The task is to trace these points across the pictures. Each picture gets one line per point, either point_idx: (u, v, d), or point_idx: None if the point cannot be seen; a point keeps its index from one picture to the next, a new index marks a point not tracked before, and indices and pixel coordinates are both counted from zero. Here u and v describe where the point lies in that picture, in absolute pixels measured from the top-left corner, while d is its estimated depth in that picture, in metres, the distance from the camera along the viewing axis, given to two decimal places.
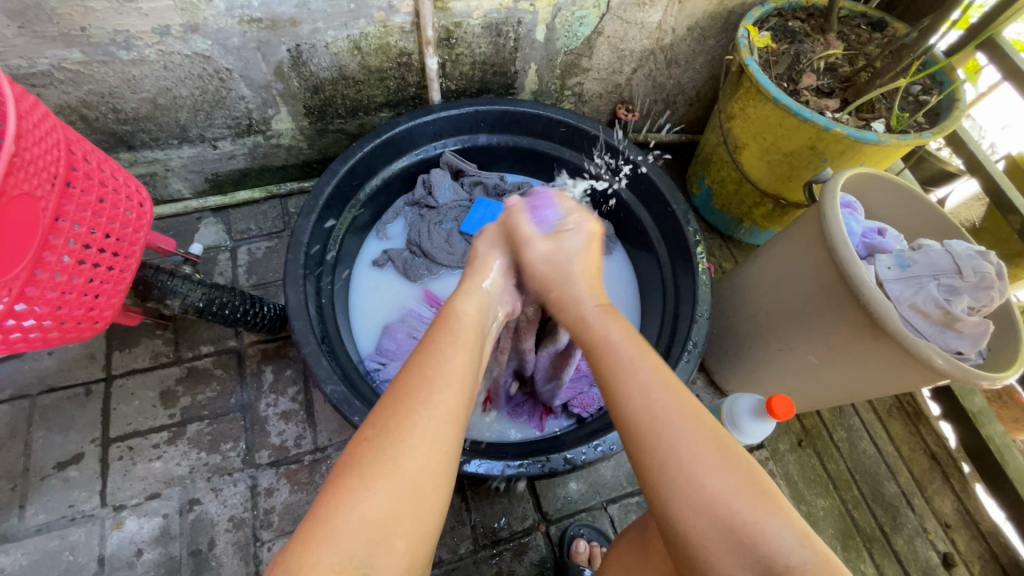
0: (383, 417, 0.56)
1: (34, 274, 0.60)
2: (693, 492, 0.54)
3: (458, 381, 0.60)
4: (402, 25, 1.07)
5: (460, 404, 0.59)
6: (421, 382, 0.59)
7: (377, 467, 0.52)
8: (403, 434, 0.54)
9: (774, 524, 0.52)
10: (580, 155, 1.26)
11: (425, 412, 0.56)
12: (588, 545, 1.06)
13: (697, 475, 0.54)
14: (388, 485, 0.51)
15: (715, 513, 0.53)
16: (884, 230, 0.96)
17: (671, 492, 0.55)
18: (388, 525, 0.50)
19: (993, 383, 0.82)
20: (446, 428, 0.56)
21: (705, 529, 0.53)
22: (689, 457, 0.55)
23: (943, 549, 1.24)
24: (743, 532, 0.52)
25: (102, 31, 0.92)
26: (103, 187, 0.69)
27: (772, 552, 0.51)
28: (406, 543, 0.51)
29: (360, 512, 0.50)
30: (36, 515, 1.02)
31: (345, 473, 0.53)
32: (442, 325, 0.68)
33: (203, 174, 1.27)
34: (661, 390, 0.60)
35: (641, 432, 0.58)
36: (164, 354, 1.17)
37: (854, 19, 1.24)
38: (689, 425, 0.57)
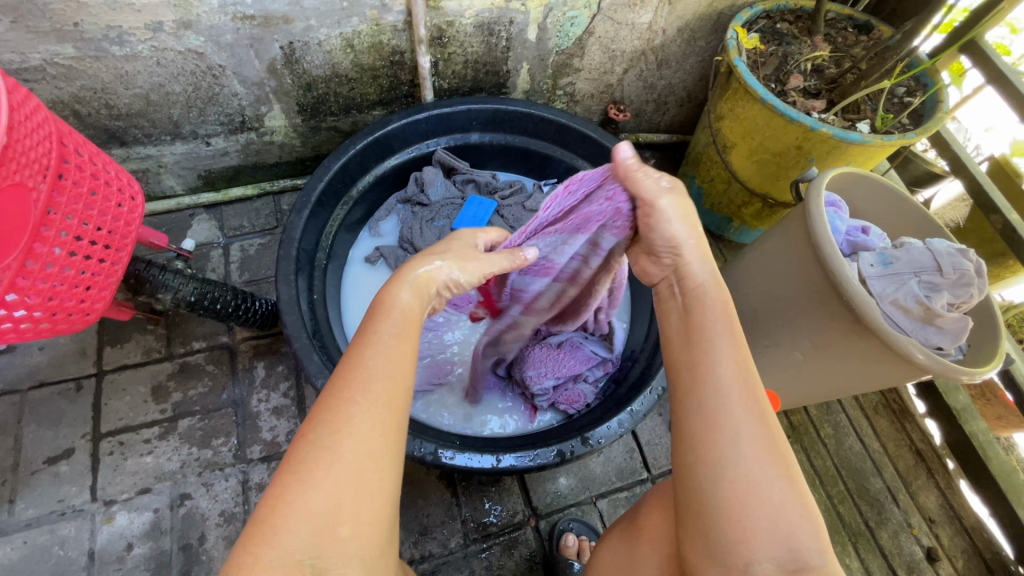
0: (319, 411, 0.54)
1: (26, 264, 0.60)
2: (747, 473, 0.56)
3: (392, 364, 0.58)
4: (395, 24, 1.08)
5: (397, 388, 0.57)
6: (354, 371, 0.57)
7: (313, 461, 0.51)
8: (340, 424, 0.53)
9: (802, 523, 0.55)
10: (571, 154, 1.27)
11: (361, 402, 0.54)
12: (577, 539, 1.07)
13: (755, 456, 0.57)
14: (327, 480, 0.51)
15: (752, 501, 0.55)
16: (867, 229, 0.98)
17: (730, 462, 0.57)
18: (333, 515, 0.50)
19: (972, 377, 0.84)
20: (383, 416, 0.55)
21: (741, 507, 0.55)
22: (751, 444, 0.57)
23: (927, 544, 1.26)
24: (779, 524, 0.55)
25: (95, 27, 0.93)
26: (95, 180, 0.69)
27: (796, 549, 0.54)
28: (353, 530, 0.51)
29: (303, 507, 0.49)
30: (26, 510, 1.02)
31: (281, 472, 0.51)
32: (373, 315, 0.63)
33: (196, 170, 1.27)
34: (736, 372, 0.61)
35: (706, 400, 0.60)
36: (156, 349, 1.18)
37: (841, 22, 1.27)
38: (754, 416, 0.58)
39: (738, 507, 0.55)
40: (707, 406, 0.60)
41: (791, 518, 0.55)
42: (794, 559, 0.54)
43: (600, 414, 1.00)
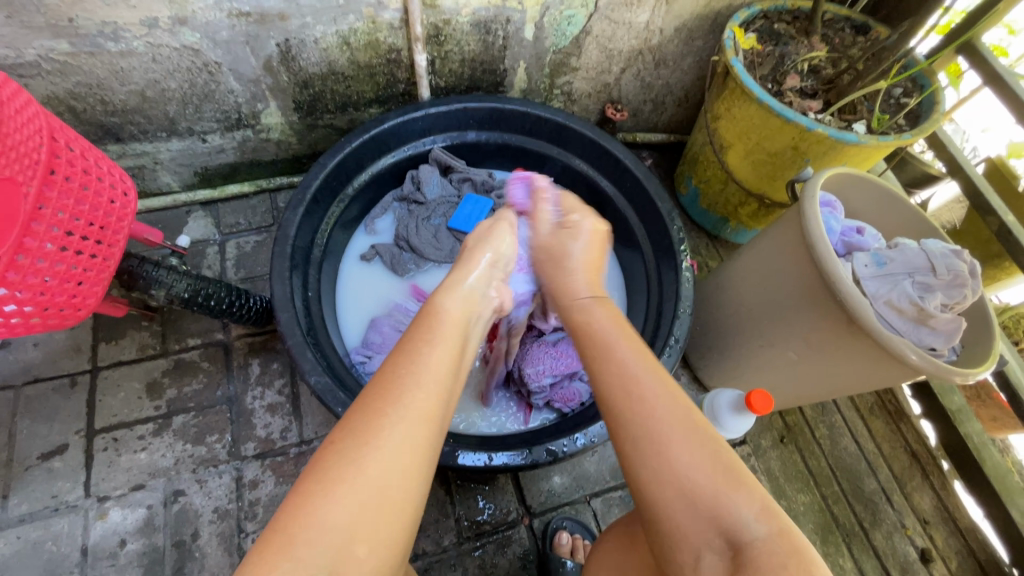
0: (350, 421, 0.55)
1: (16, 259, 0.60)
2: (664, 469, 0.58)
3: (430, 381, 0.59)
4: (391, 21, 1.08)
5: (432, 404, 0.58)
6: (391, 384, 0.58)
7: (339, 473, 0.52)
8: (369, 437, 0.54)
9: (735, 499, 0.55)
10: (567, 153, 1.27)
11: (391, 414, 0.55)
12: (571, 538, 1.07)
13: (666, 446, 0.58)
14: (349, 491, 0.51)
15: (683, 488, 0.56)
16: (862, 229, 0.98)
17: (642, 463, 0.59)
18: (354, 528, 0.50)
19: (966, 378, 0.84)
20: (415, 428, 0.56)
21: (672, 498, 0.57)
22: (662, 431, 0.59)
23: (921, 545, 1.26)
24: (710, 508, 0.55)
25: (90, 22, 0.93)
26: (86, 175, 0.69)
27: (736, 527, 0.54)
28: (370, 550, 0.51)
29: (324, 519, 0.50)
30: (19, 506, 1.02)
31: (305, 482, 0.52)
32: (419, 325, 0.67)
33: (192, 167, 1.27)
34: (647, 372, 0.65)
35: (627, 403, 0.62)
36: (151, 346, 1.18)
37: (838, 23, 1.26)
38: (665, 400, 0.61)
39: (672, 500, 0.57)
40: (618, 416, 0.62)
41: (724, 500, 0.55)
42: (734, 542, 0.53)
43: (593, 412, 1.00)
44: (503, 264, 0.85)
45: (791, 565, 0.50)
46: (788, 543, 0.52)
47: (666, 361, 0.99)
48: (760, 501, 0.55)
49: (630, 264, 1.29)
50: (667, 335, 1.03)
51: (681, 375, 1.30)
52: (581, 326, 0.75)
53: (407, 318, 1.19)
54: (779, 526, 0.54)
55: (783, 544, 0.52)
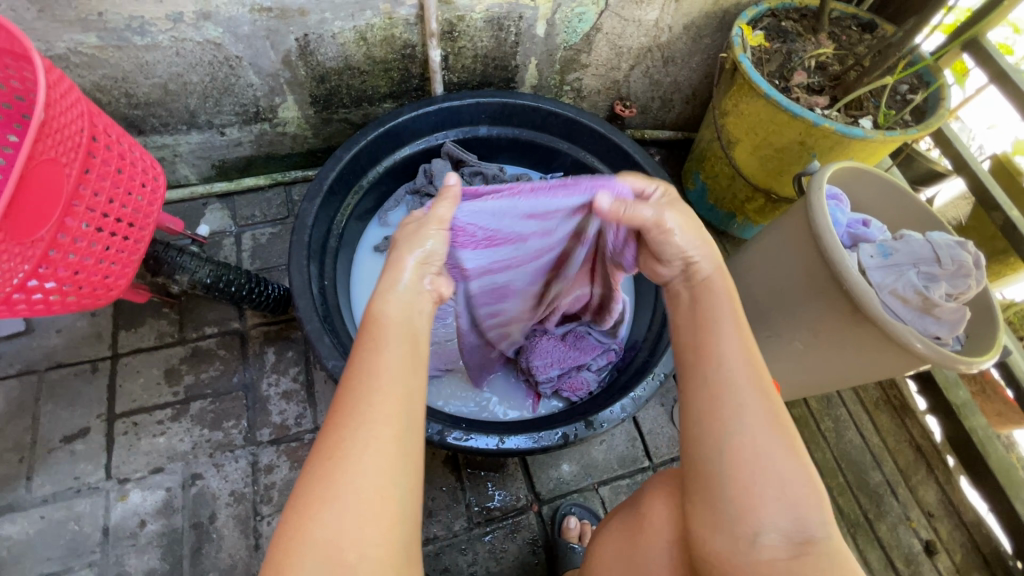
0: (320, 442, 0.55)
1: (58, 237, 0.63)
2: (751, 448, 0.56)
3: (385, 382, 0.57)
4: (407, 17, 1.11)
5: (396, 406, 0.56)
6: (351, 394, 0.56)
7: (315, 492, 0.52)
8: (339, 451, 0.53)
9: (805, 490, 0.55)
10: (577, 147, 1.29)
11: (353, 424, 0.54)
12: (579, 523, 1.09)
13: (761, 432, 0.57)
14: (331, 506, 0.51)
15: (758, 464, 0.56)
16: (868, 222, 1.00)
17: (732, 441, 0.57)
18: (337, 542, 0.50)
19: (970, 366, 0.86)
20: (380, 435, 0.54)
21: (754, 487, 0.55)
22: (755, 423, 0.57)
23: (925, 537, 1.27)
24: (784, 492, 0.55)
25: (118, 17, 0.96)
26: (121, 160, 0.72)
27: (803, 520, 0.54)
28: (359, 556, 0.50)
29: (311, 538, 0.50)
30: (42, 486, 1.05)
31: (291, 506, 0.52)
32: (368, 327, 0.62)
33: (210, 160, 1.30)
34: (745, 355, 0.61)
35: (724, 381, 0.59)
36: (169, 334, 1.20)
37: (845, 21, 1.29)
38: (758, 390, 0.59)
39: (746, 478, 0.56)
40: (709, 397, 0.59)
41: (797, 487, 0.55)
42: (801, 529, 0.54)
43: (602, 400, 1.02)
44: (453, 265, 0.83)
45: (837, 565, 0.52)
46: (839, 544, 0.54)
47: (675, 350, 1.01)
48: (821, 498, 0.56)
49: None
50: None
51: None
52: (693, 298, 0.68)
53: None
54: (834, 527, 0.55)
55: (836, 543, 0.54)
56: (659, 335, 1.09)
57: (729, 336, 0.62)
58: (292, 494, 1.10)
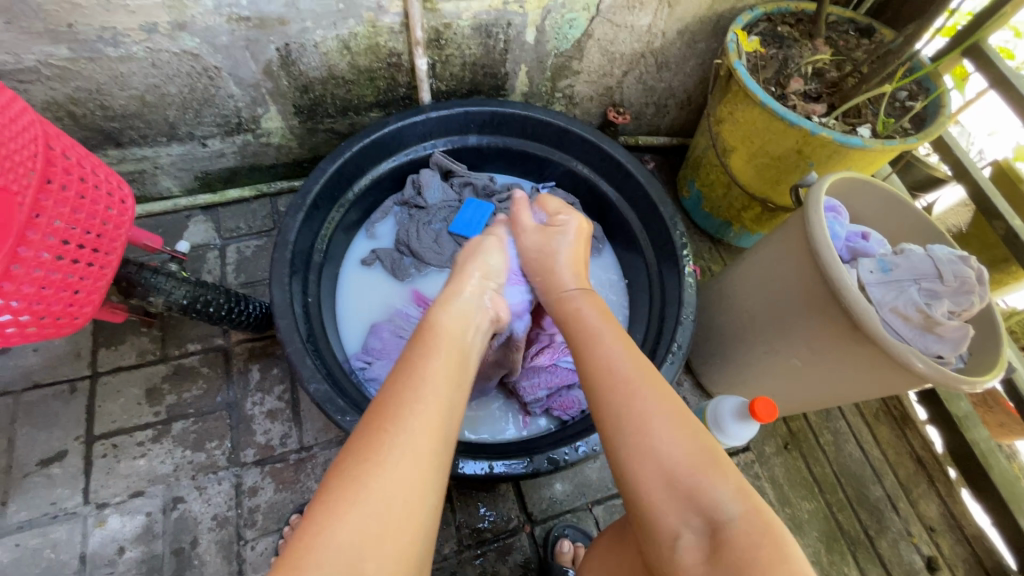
0: (358, 438, 0.55)
1: (11, 268, 0.60)
2: (643, 446, 0.59)
3: (431, 391, 0.60)
4: (391, 26, 1.07)
5: (436, 418, 0.58)
6: (395, 398, 0.58)
7: (343, 490, 0.51)
8: (377, 450, 0.54)
9: (703, 475, 0.56)
10: (569, 157, 1.26)
11: (392, 427, 0.55)
12: (572, 545, 1.06)
13: (652, 432, 0.59)
14: (358, 507, 0.50)
15: (650, 452, 0.58)
16: (868, 234, 0.97)
17: (623, 445, 0.60)
18: (363, 543, 0.48)
19: (974, 386, 0.83)
20: (423, 441, 0.56)
21: (657, 490, 0.57)
22: (647, 416, 0.60)
23: (927, 553, 1.25)
24: (687, 483, 0.56)
25: (89, 28, 0.92)
26: (83, 183, 0.69)
27: (714, 508, 0.54)
28: (379, 566, 0.48)
29: (334, 535, 0.48)
30: (18, 512, 1.02)
31: (318, 499, 0.51)
32: (418, 339, 0.69)
33: (193, 172, 1.27)
34: (629, 362, 0.67)
35: (610, 389, 0.64)
36: (151, 351, 1.17)
37: (843, 25, 1.25)
38: (655, 395, 0.62)
39: (655, 482, 0.57)
40: (602, 409, 0.64)
41: (697, 480, 0.56)
42: (714, 521, 0.54)
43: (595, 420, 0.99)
44: (493, 278, 0.87)
45: (765, 541, 0.51)
46: (761, 519, 0.53)
47: (669, 367, 0.98)
48: (735, 484, 0.56)
49: (632, 268, 1.28)
50: (670, 341, 1.01)
51: (683, 381, 1.29)
52: (568, 316, 0.79)
53: (407, 323, 1.18)
54: (751, 502, 0.54)
55: (756, 521, 0.53)
56: (652, 352, 1.06)
57: (613, 346, 0.70)
58: (276, 517, 1.07)
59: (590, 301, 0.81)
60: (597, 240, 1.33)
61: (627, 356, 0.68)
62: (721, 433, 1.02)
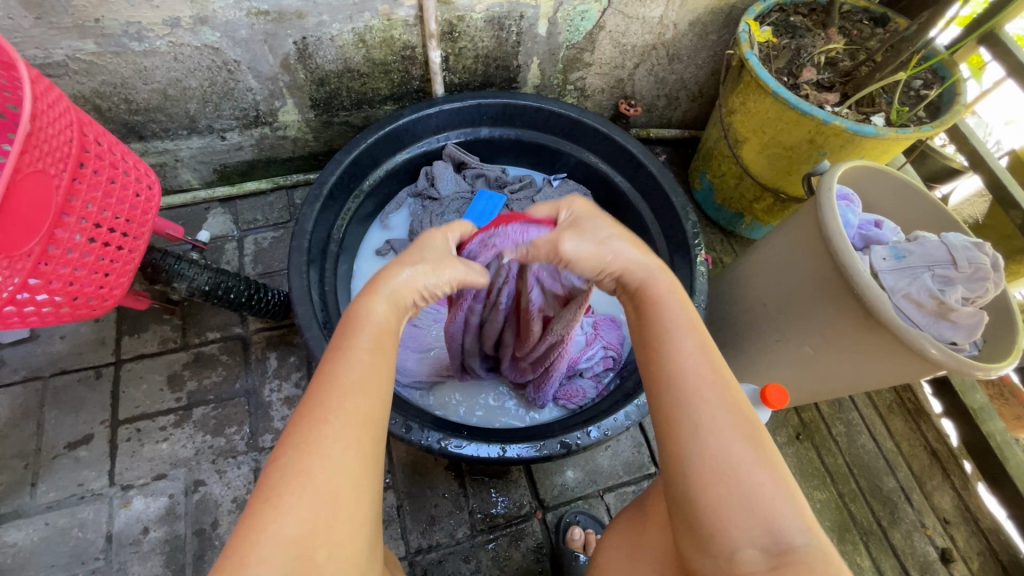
0: (293, 430, 0.51)
1: (48, 249, 0.63)
2: (715, 452, 0.53)
3: (369, 385, 0.56)
4: (406, 19, 1.09)
5: (374, 407, 0.55)
6: (331, 385, 0.54)
7: (287, 483, 0.48)
8: (313, 444, 0.50)
9: (764, 478, 0.52)
10: (580, 147, 1.27)
11: (335, 418, 0.52)
12: (583, 533, 1.08)
13: (723, 438, 0.53)
14: (302, 498, 0.48)
15: (718, 463, 0.53)
16: (881, 223, 0.97)
17: (697, 450, 0.54)
18: (310, 538, 0.47)
19: (988, 373, 0.83)
20: (359, 430, 0.52)
21: (719, 493, 0.52)
22: (720, 425, 0.54)
23: (941, 545, 1.24)
24: (750, 499, 0.51)
25: (115, 23, 0.95)
26: (114, 169, 0.72)
27: (779, 528, 0.50)
28: (329, 556, 0.47)
29: (277, 530, 0.46)
30: (47, 493, 1.05)
31: (253, 498, 0.48)
32: (348, 326, 0.61)
33: (212, 165, 1.30)
34: (703, 356, 0.59)
35: (683, 386, 0.57)
36: (172, 339, 1.20)
37: (857, 14, 1.25)
38: (731, 411, 0.55)
39: (715, 486, 0.52)
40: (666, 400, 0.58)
41: (755, 481, 0.52)
42: (779, 541, 0.49)
43: (606, 407, 1.00)
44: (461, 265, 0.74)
45: None
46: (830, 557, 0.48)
47: None
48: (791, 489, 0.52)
49: None
50: None
51: None
52: (641, 295, 0.67)
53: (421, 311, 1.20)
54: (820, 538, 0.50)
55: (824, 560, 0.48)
56: None
57: (689, 337, 0.61)
58: None
59: (671, 288, 0.67)
60: None
61: (700, 347, 0.60)
62: None
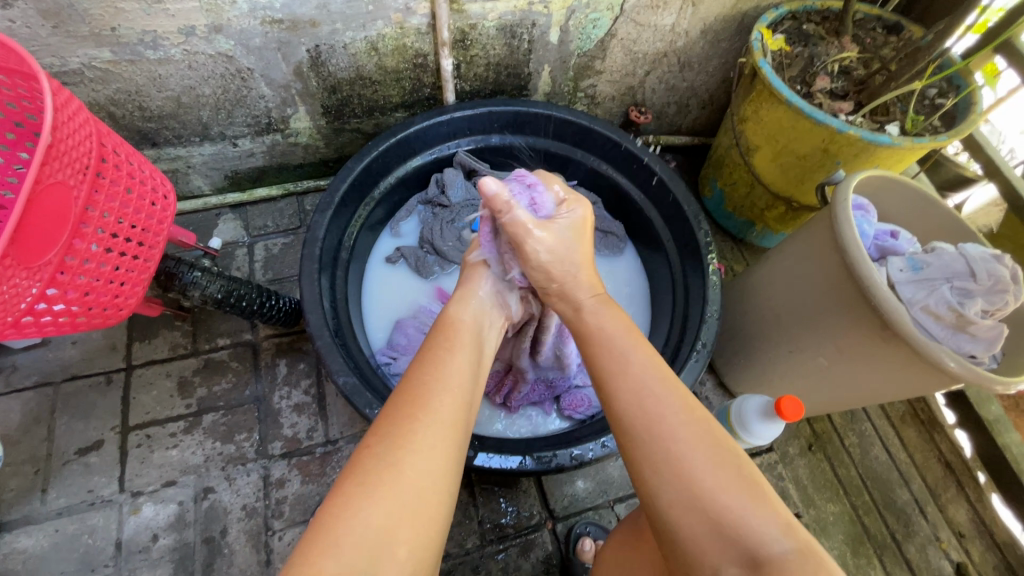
0: (388, 425, 0.56)
1: (66, 260, 0.63)
2: (681, 478, 0.56)
3: (452, 385, 0.62)
4: (418, 27, 1.09)
5: (457, 410, 0.60)
6: (422, 390, 0.60)
7: (378, 476, 0.52)
8: (406, 441, 0.55)
9: (736, 501, 0.54)
10: (591, 155, 1.27)
11: (423, 417, 0.57)
12: (594, 544, 1.05)
13: (690, 463, 0.57)
14: (393, 493, 0.51)
15: (689, 490, 0.55)
16: (897, 233, 0.96)
17: (664, 481, 0.57)
18: (392, 530, 0.50)
19: (1007, 387, 0.81)
20: (451, 430, 0.58)
21: (693, 522, 0.54)
22: (683, 451, 0.57)
23: (956, 559, 1.22)
24: (727, 527, 0.53)
25: (131, 31, 0.96)
26: (130, 179, 0.72)
27: (758, 544, 0.52)
28: (410, 551, 0.50)
29: (364, 520, 0.49)
30: (57, 499, 1.05)
31: (346, 482, 0.52)
32: (438, 333, 0.72)
33: (223, 171, 1.30)
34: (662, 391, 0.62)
35: (642, 425, 0.60)
36: (182, 345, 1.20)
37: (870, 23, 1.24)
38: (686, 431, 0.59)
39: (686, 513, 0.55)
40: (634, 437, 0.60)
41: (725, 506, 0.54)
42: (758, 555, 0.51)
43: None
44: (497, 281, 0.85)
45: None
46: (809, 561, 0.50)
47: (692, 367, 0.97)
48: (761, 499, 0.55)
49: (654, 267, 1.28)
50: (694, 339, 1.01)
51: (706, 380, 1.28)
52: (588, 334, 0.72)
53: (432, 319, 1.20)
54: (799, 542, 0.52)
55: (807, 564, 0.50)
56: (677, 348, 1.06)
57: (647, 373, 0.65)
58: (303, 509, 1.09)
59: (609, 318, 0.74)
60: (619, 240, 1.33)
61: (653, 374, 0.65)
62: (747, 432, 1.00)
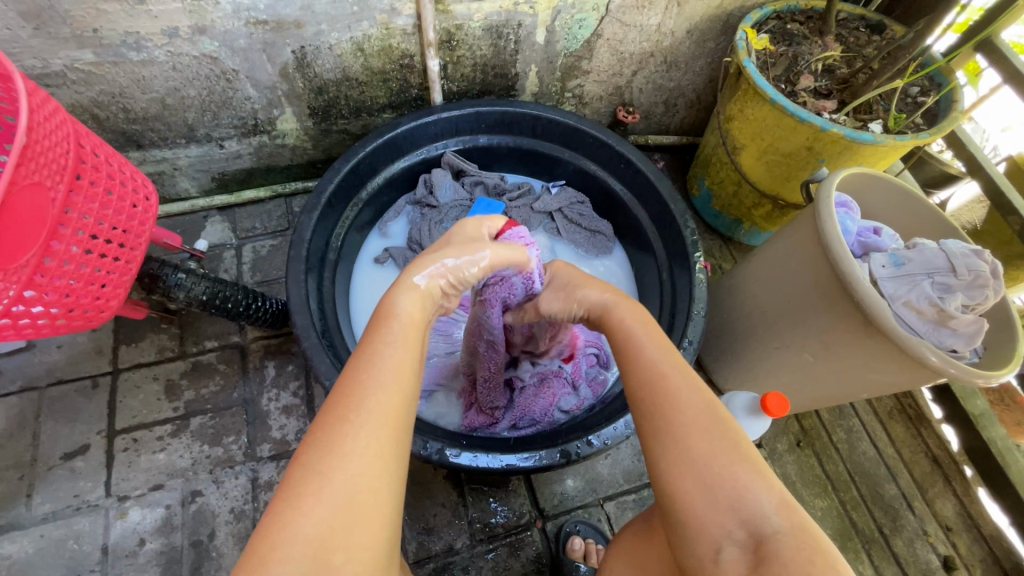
0: (318, 431, 0.54)
1: (44, 261, 0.63)
2: (696, 458, 0.58)
3: (392, 381, 0.58)
4: (404, 27, 1.09)
5: (396, 404, 0.57)
6: (355, 393, 0.56)
7: (309, 485, 0.50)
8: (335, 445, 0.52)
9: (736, 471, 0.56)
10: (578, 154, 1.27)
11: (356, 419, 0.54)
12: (583, 543, 1.06)
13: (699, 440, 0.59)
14: (324, 498, 0.49)
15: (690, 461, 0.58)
16: (879, 230, 0.97)
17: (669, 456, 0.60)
18: (327, 537, 0.48)
19: (988, 380, 0.82)
20: (377, 433, 0.54)
21: (692, 492, 0.57)
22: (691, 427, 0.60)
23: (943, 553, 1.23)
24: (724, 496, 0.55)
25: (113, 33, 0.96)
26: (110, 180, 0.72)
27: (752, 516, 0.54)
28: (347, 557, 0.48)
29: (296, 530, 0.48)
30: (42, 505, 1.05)
31: (279, 495, 0.50)
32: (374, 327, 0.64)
33: (210, 173, 1.30)
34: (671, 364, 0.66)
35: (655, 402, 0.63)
36: (169, 348, 1.20)
37: (853, 22, 1.25)
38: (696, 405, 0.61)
39: (689, 489, 0.57)
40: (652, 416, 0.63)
41: (728, 477, 0.56)
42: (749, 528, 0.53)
43: (606, 415, 0.99)
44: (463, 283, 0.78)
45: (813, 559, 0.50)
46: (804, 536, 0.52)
47: None
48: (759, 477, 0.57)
49: (643, 267, 1.28)
50: (681, 336, 1.01)
51: None
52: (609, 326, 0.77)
53: None
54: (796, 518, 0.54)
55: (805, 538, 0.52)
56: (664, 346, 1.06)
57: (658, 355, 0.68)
58: None
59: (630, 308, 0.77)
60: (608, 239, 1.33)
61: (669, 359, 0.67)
62: None
